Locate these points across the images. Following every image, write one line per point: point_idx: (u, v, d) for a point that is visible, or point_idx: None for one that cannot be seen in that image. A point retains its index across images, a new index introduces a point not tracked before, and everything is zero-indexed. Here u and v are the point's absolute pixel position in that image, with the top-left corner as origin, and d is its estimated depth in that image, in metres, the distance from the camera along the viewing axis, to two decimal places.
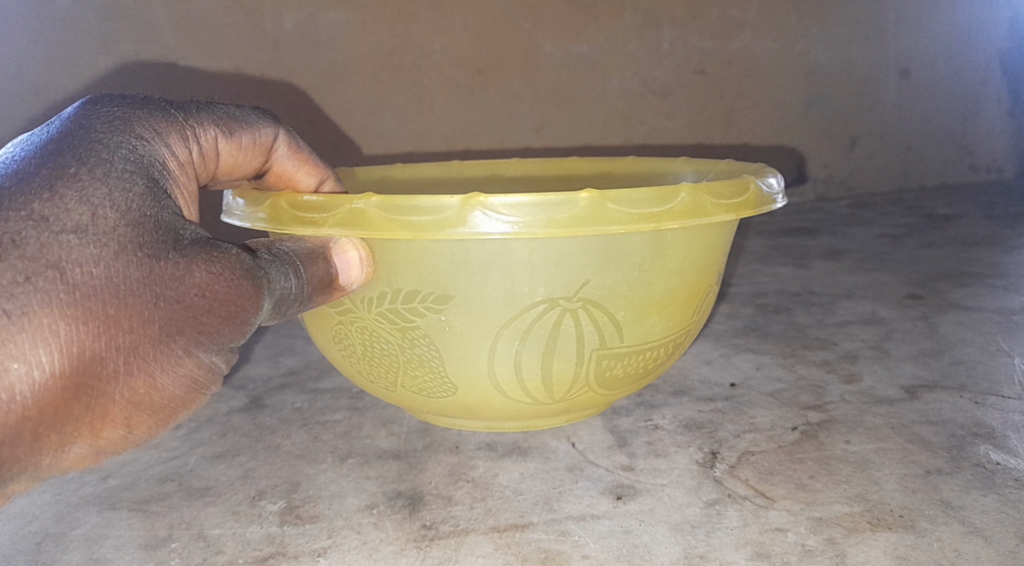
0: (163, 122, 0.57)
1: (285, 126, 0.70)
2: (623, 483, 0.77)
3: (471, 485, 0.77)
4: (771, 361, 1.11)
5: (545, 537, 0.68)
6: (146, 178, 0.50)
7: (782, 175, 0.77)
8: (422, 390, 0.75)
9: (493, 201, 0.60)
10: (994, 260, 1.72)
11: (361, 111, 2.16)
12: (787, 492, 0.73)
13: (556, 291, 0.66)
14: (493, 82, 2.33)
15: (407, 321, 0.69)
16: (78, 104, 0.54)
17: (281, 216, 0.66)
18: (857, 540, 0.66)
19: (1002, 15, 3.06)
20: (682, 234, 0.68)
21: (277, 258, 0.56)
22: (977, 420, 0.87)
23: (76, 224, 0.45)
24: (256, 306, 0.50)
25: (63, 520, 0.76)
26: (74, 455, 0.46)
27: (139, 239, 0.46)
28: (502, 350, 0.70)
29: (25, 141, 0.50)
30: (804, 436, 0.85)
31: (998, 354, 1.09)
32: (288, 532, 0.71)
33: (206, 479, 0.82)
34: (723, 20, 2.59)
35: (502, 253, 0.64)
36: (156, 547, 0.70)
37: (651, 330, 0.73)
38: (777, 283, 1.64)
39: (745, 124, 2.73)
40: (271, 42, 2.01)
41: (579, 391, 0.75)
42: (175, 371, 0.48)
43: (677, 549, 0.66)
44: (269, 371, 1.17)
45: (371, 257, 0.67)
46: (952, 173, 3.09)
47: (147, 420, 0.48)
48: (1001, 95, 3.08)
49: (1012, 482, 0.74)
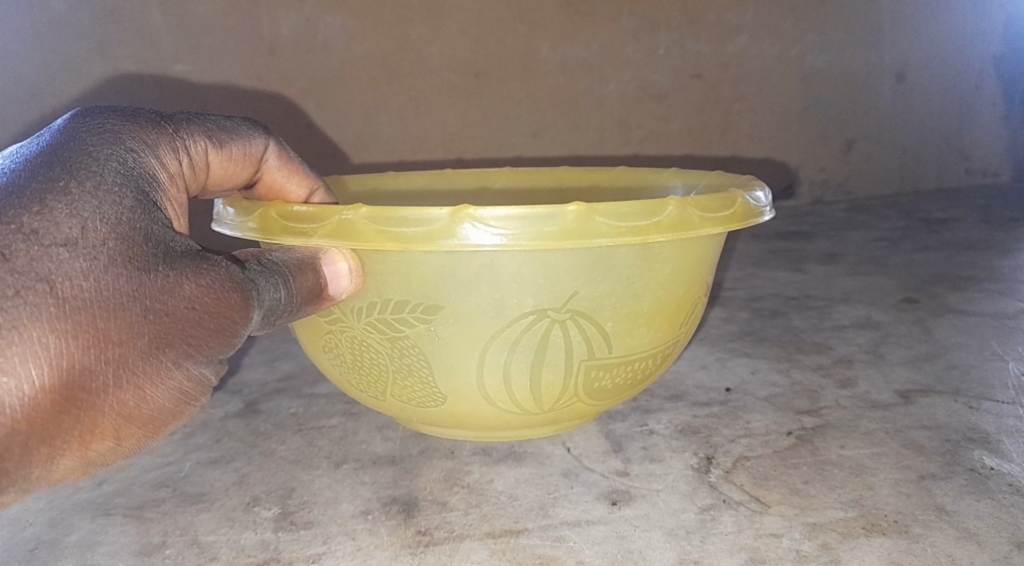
0: (154, 134, 0.57)
1: (275, 136, 0.70)
2: (619, 488, 0.77)
3: (466, 491, 0.77)
4: (767, 366, 1.11)
5: (539, 542, 0.68)
6: (135, 190, 0.50)
7: (768, 188, 0.77)
8: (412, 400, 0.75)
9: (482, 213, 0.60)
10: (991, 264, 1.72)
11: (359, 114, 2.16)
12: (781, 497, 0.74)
13: (545, 303, 0.66)
14: (491, 86, 2.33)
15: (396, 331, 0.69)
16: (68, 117, 0.54)
17: (270, 226, 0.66)
18: (852, 545, 0.66)
19: (997, 19, 3.08)
20: (670, 248, 0.68)
21: (266, 269, 0.56)
22: (972, 425, 0.87)
23: (66, 238, 0.45)
24: (244, 318, 0.51)
25: (56, 526, 0.76)
26: (63, 468, 0.46)
27: (129, 252, 0.46)
28: (491, 361, 0.70)
29: (14, 154, 0.50)
30: (799, 441, 0.85)
31: (993, 358, 1.09)
32: (282, 538, 0.71)
33: (201, 485, 0.82)
34: (720, 24, 2.60)
35: (491, 265, 0.64)
36: (150, 553, 0.70)
37: (640, 342, 0.73)
38: (774, 286, 1.65)
39: (742, 128, 2.73)
40: (269, 45, 2.01)
41: (568, 402, 0.75)
42: (164, 384, 0.48)
43: (672, 554, 0.66)
44: (266, 375, 1.17)
45: (360, 267, 0.67)
46: (949, 176, 3.11)
47: (138, 432, 0.48)
48: (997, 98, 3.10)
49: (1006, 487, 0.74)
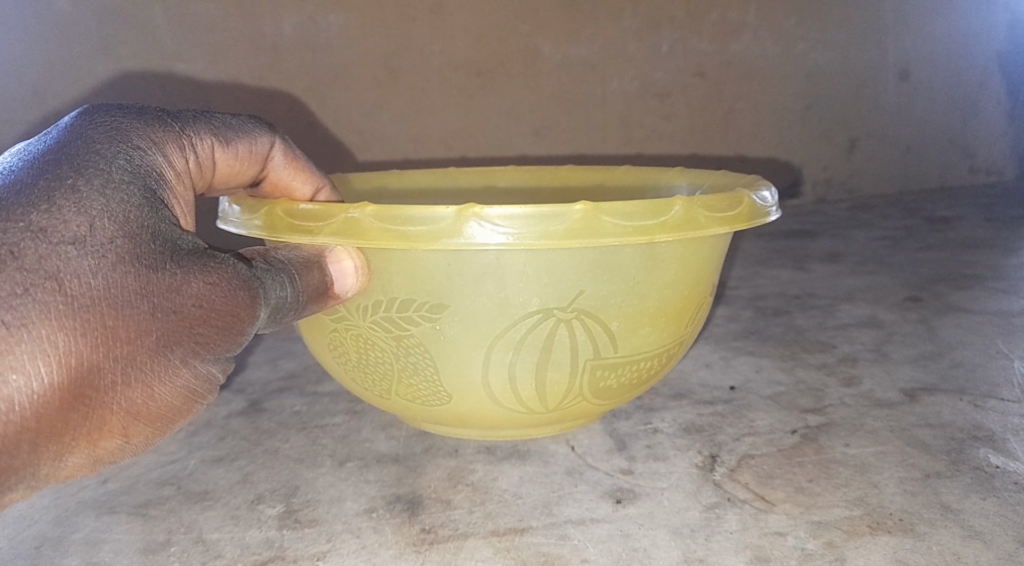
0: (162, 132, 0.57)
1: (281, 134, 0.70)
2: (623, 486, 0.77)
3: (470, 489, 0.77)
4: (771, 365, 1.11)
5: (544, 541, 0.68)
6: (142, 188, 0.50)
7: (775, 187, 0.76)
8: (416, 398, 0.75)
9: (489, 212, 0.60)
10: (994, 263, 1.72)
11: (361, 113, 2.16)
12: (787, 496, 0.73)
13: (550, 302, 0.66)
14: (493, 85, 2.33)
15: (402, 330, 0.69)
16: (74, 114, 0.54)
17: (276, 224, 0.66)
18: (857, 543, 0.66)
19: (1001, 17, 3.07)
20: (677, 247, 0.68)
21: (272, 267, 0.56)
22: (977, 423, 0.87)
23: (74, 236, 0.45)
24: (251, 316, 0.51)
25: (61, 524, 0.76)
26: (71, 465, 0.46)
27: (137, 250, 0.46)
28: (495, 361, 0.70)
29: (21, 151, 0.50)
30: (804, 439, 0.85)
31: (997, 357, 1.09)
32: (287, 536, 0.71)
33: (205, 483, 0.82)
34: (722, 23, 2.59)
35: (496, 264, 0.64)
36: (155, 551, 0.70)
37: (644, 342, 0.73)
38: (777, 285, 1.64)
39: (745, 127, 2.72)
40: (271, 43, 2.01)
41: (573, 401, 0.75)
42: (171, 382, 0.48)
43: (677, 552, 0.66)
44: (269, 374, 1.17)
45: (366, 266, 0.67)
46: (952, 175, 3.10)
47: (145, 430, 0.48)
48: (1001, 96, 3.09)
49: (1011, 485, 0.74)
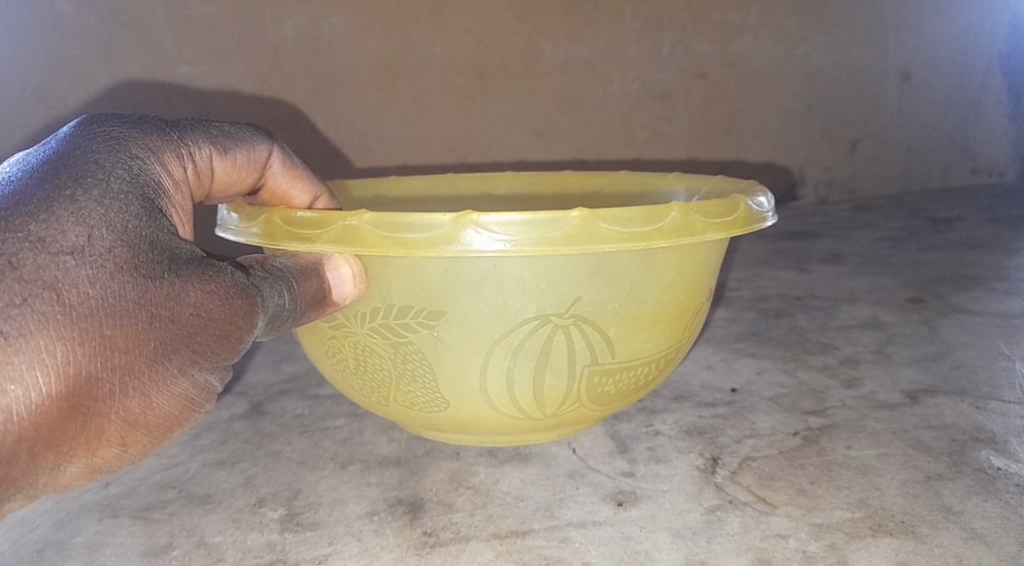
0: (160, 141, 0.57)
1: (279, 142, 0.70)
2: (624, 489, 0.77)
3: (471, 492, 0.77)
4: (772, 367, 1.10)
5: (546, 543, 0.68)
6: (141, 198, 0.50)
7: (772, 192, 0.76)
8: (415, 405, 0.75)
9: (486, 219, 0.60)
10: (996, 264, 1.72)
11: (362, 116, 2.16)
12: (788, 498, 0.73)
13: (547, 307, 0.66)
14: (493, 87, 2.33)
15: (400, 336, 0.69)
16: (74, 123, 0.54)
17: (274, 232, 0.66)
18: (858, 545, 0.66)
19: (1002, 17, 3.06)
20: (673, 253, 0.68)
21: (270, 275, 0.56)
22: (978, 425, 0.87)
23: (73, 246, 0.45)
24: (249, 325, 0.52)
25: (64, 528, 0.76)
26: (70, 474, 0.46)
27: (135, 260, 0.46)
28: (493, 367, 0.70)
29: (20, 161, 0.50)
30: (805, 442, 0.85)
31: (999, 358, 1.08)
32: (288, 540, 0.71)
33: (207, 486, 0.82)
34: (723, 24, 2.59)
35: (494, 270, 0.64)
36: (157, 554, 0.70)
37: (642, 347, 0.73)
38: (778, 286, 1.64)
39: (746, 129, 2.72)
40: (272, 46, 2.01)
41: (571, 406, 0.75)
42: (169, 390, 0.48)
43: (678, 555, 0.66)
44: (271, 377, 1.17)
45: (363, 273, 0.67)
46: (954, 175, 3.09)
47: (143, 438, 0.48)
48: (1002, 96, 3.09)
49: (1013, 487, 0.73)
